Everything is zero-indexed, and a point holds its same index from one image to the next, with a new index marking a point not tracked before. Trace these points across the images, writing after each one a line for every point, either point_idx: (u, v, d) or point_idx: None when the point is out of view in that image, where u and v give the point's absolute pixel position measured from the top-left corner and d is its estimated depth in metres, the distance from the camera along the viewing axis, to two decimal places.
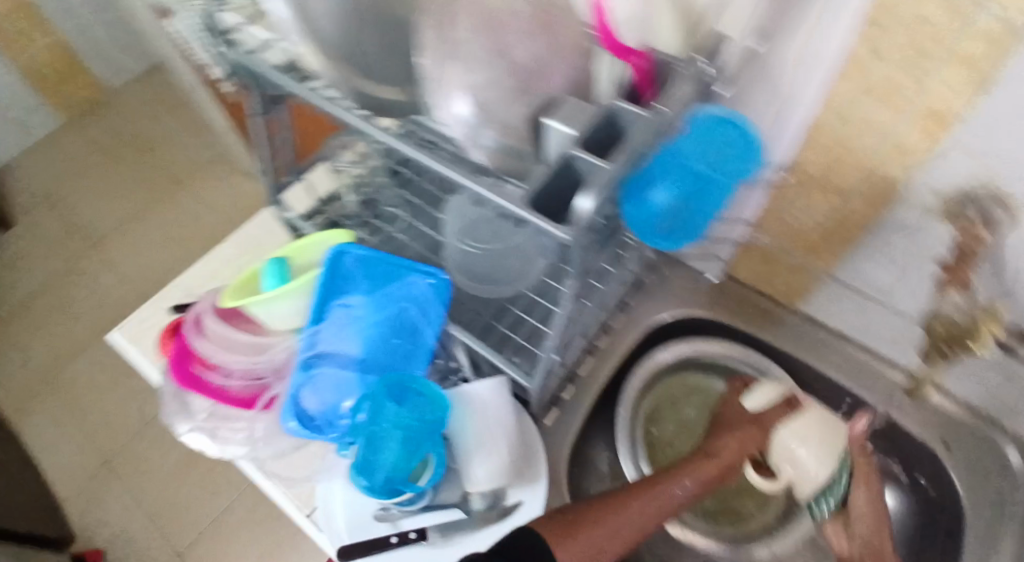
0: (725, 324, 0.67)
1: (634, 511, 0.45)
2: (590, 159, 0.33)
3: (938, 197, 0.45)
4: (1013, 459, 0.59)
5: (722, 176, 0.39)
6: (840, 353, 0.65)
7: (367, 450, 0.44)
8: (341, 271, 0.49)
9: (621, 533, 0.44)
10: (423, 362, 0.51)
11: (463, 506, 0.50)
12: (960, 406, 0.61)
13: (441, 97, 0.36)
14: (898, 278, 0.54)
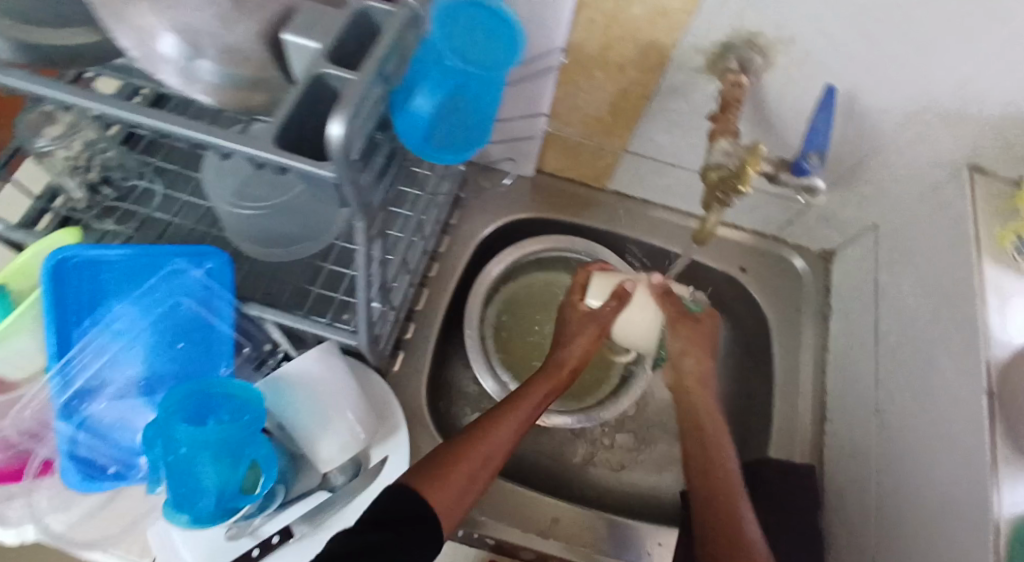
0: (551, 220, 0.69)
1: (498, 438, 0.48)
2: (333, 71, 0.29)
3: (703, 54, 0.48)
4: (799, 265, 0.68)
5: (485, 65, 0.37)
6: (650, 220, 0.70)
7: (180, 483, 0.37)
8: (70, 284, 0.43)
9: (486, 468, 0.46)
10: (225, 359, 0.47)
11: (326, 486, 0.49)
12: (749, 236, 0.70)
13: (142, 37, 0.30)
14: (679, 139, 0.58)
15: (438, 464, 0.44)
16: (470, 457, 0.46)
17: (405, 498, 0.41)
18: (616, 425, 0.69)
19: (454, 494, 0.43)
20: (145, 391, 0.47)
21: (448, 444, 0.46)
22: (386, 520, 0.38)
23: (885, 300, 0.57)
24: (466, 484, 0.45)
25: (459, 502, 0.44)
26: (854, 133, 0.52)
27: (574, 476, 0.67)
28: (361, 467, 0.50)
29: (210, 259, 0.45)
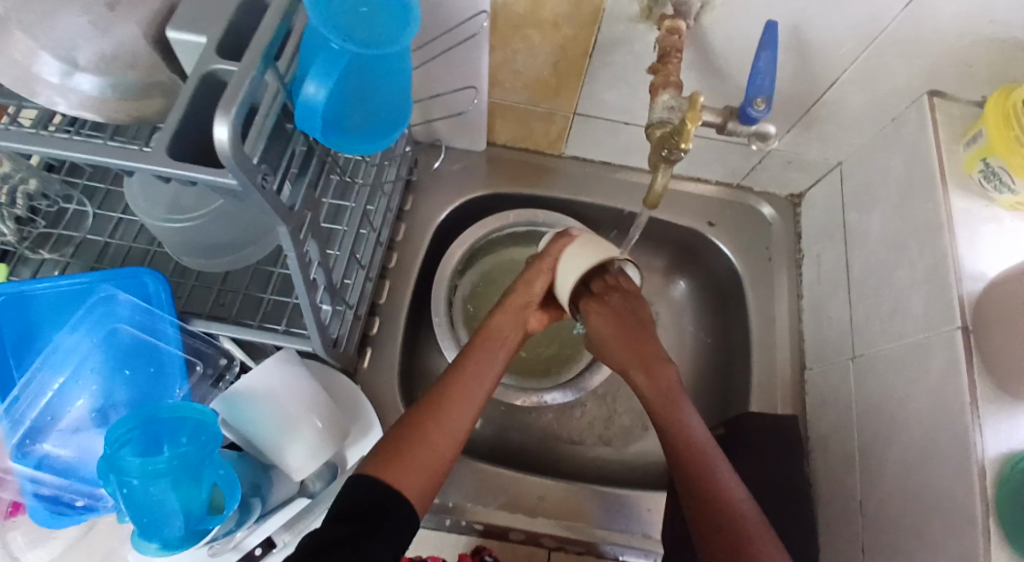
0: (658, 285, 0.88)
1: (448, 428, 0.53)
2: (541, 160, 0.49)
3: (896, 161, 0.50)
4: (796, 356, 0.75)
5: (384, 44, 0.36)
6: (817, 338, 0.73)
7: (151, 522, 0.47)
8: (20, 311, 0.54)
9: (440, 459, 0.52)
10: (179, 379, 0.57)
11: (305, 492, 0.61)
12: (774, 324, 0.77)
13: None
14: None
15: (401, 452, 0.50)
16: (428, 445, 0.52)
17: (366, 489, 0.47)
18: (602, 440, 0.79)
19: (419, 479, 0.50)
20: (97, 421, 0.55)
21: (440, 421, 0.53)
22: (354, 514, 0.45)
23: (879, 414, 0.60)
24: (432, 464, 0.51)
25: (427, 486, 0.50)
26: (1011, 254, 0.55)
27: (559, 456, 0.77)
28: (338, 471, 0.63)
29: (142, 273, 0.55)
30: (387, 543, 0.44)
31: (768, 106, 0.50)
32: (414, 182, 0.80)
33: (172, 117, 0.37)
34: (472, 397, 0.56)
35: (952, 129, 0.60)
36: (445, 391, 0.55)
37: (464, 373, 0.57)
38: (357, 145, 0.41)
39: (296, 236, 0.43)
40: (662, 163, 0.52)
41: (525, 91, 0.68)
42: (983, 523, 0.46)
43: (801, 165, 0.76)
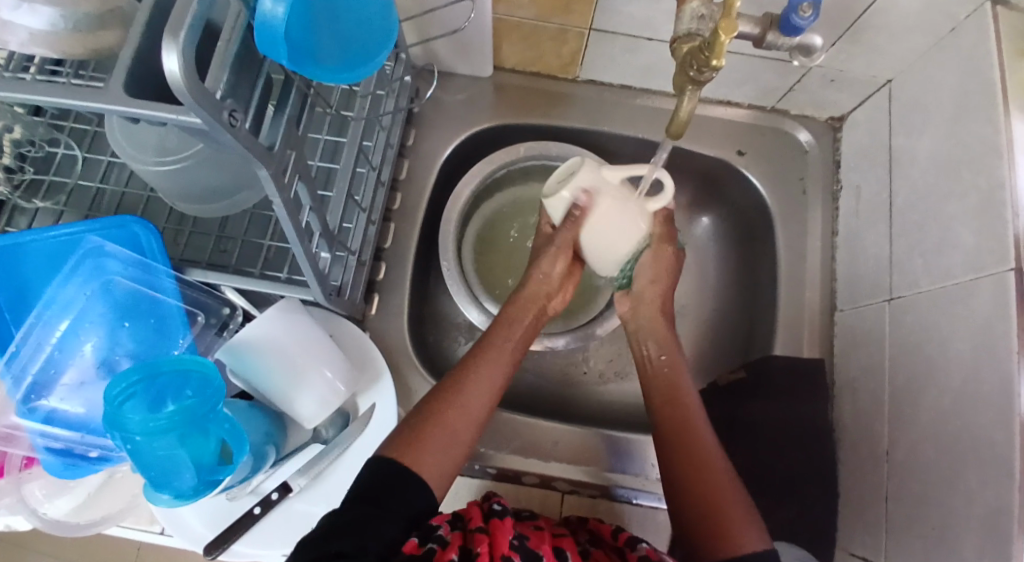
0: (680, 219, 0.84)
1: (468, 409, 0.53)
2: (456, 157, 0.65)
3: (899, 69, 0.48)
4: (826, 292, 0.71)
5: None
6: (850, 276, 0.69)
7: (164, 474, 0.46)
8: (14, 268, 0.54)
9: (462, 441, 0.51)
10: (181, 330, 0.56)
11: (319, 438, 0.61)
12: (801, 258, 0.73)
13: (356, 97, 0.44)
14: None
15: (421, 436, 0.50)
16: (449, 428, 0.51)
17: (386, 472, 0.47)
18: (619, 383, 0.77)
19: (440, 462, 0.49)
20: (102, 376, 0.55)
21: (451, 407, 0.52)
22: (372, 495, 0.45)
23: (913, 358, 0.56)
24: (453, 446, 0.51)
25: (448, 468, 0.50)
26: None
27: (576, 402, 0.76)
28: (351, 418, 0.63)
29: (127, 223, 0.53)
30: (393, 521, 0.44)
31: (815, 12, 0.42)
32: (415, 115, 0.74)
33: (125, 51, 0.34)
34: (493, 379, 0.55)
35: (1018, 42, 0.52)
36: (464, 374, 0.54)
37: (483, 357, 0.56)
38: (332, 73, 0.36)
39: (280, 181, 0.39)
40: (689, 84, 0.43)
41: (532, 5, 0.62)
42: (1020, 479, 0.44)
43: (843, 84, 0.68)
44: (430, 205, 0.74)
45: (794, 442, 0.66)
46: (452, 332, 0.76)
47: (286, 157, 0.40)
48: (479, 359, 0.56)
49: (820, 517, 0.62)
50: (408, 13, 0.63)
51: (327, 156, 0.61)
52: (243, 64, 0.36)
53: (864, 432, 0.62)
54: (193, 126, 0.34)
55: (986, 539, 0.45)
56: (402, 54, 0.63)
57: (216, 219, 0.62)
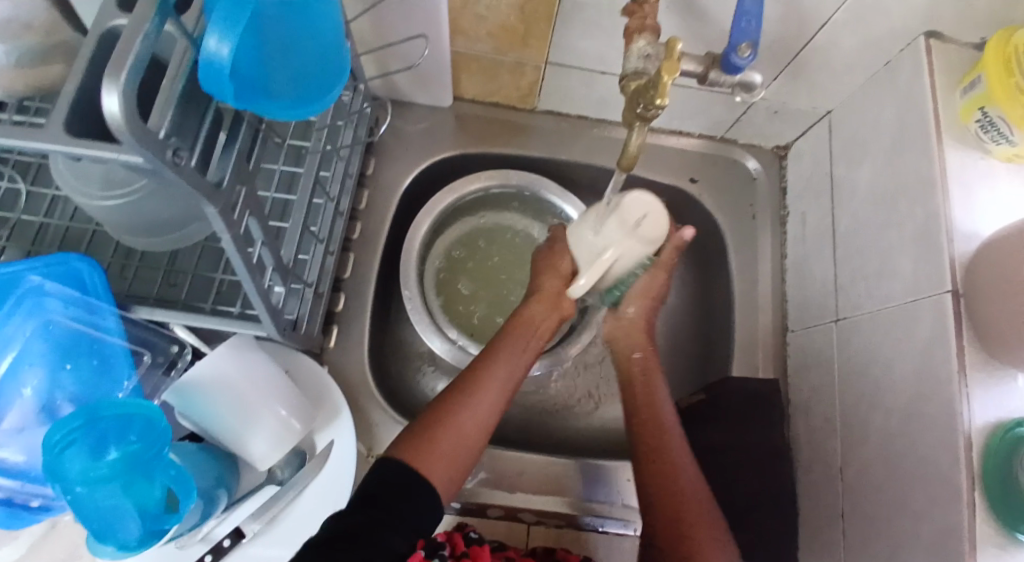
0: None
1: (477, 414, 0.51)
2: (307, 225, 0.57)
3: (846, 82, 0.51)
4: (777, 313, 0.74)
5: None
6: (800, 299, 0.71)
7: (105, 522, 0.43)
8: None
9: (472, 444, 0.51)
10: (127, 370, 0.55)
11: (274, 480, 0.59)
12: (754, 281, 0.75)
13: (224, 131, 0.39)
14: None
15: (432, 440, 0.49)
16: (458, 432, 0.50)
17: (395, 474, 0.47)
18: (582, 408, 0.78)
19: (449, 465, 0.49)
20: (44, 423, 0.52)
21: (448, 409, 0.51)
22: (373, 498, 0.45)
23: (863, 379, 0.58)
24: (462, 449, 0.50)
25: (456, 473, 0.50)
26: (1006, 210, 0.52)
27: (542, 430, 0.76)
28: (307, 457, 0.61)
29: (72, 262, 0.51)
30: (400, 530, 0.43)
31: (753, 52, 0.44)
32: (375, 145, 0.74)
33: (67, 86, 0.33)
34: (499, 389, 0.53)
35: (948, 75, 0.56)
36: (473, 381, 0.53)
37: (491, 362, 0.54)
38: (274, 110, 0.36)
39: (229, 217, 0.39)
40: (637, 120, 0.44)
41: (490, 39, 0.63)
42: (968, 495, 0.45)
43: (788, 115, 0.71)
44: (389, 234, 0.74)
45: (755, 464, 0.67)
46: (415, 362, 0.75)
47: (234, 193, 0.39)
48: (490, 361, 0.54)
49: (779, 538, 0.63)
50: (366, 45, 0.63)
51: (283, 187, 0.61)
52: (189, 99, 0.35)
53: (820, 449, 0.64)
54: (136, 165, 0.33)
55: (938, 556, 0.47)
56: (360, 86, 0.63)
57: (164, 253, 0.60)
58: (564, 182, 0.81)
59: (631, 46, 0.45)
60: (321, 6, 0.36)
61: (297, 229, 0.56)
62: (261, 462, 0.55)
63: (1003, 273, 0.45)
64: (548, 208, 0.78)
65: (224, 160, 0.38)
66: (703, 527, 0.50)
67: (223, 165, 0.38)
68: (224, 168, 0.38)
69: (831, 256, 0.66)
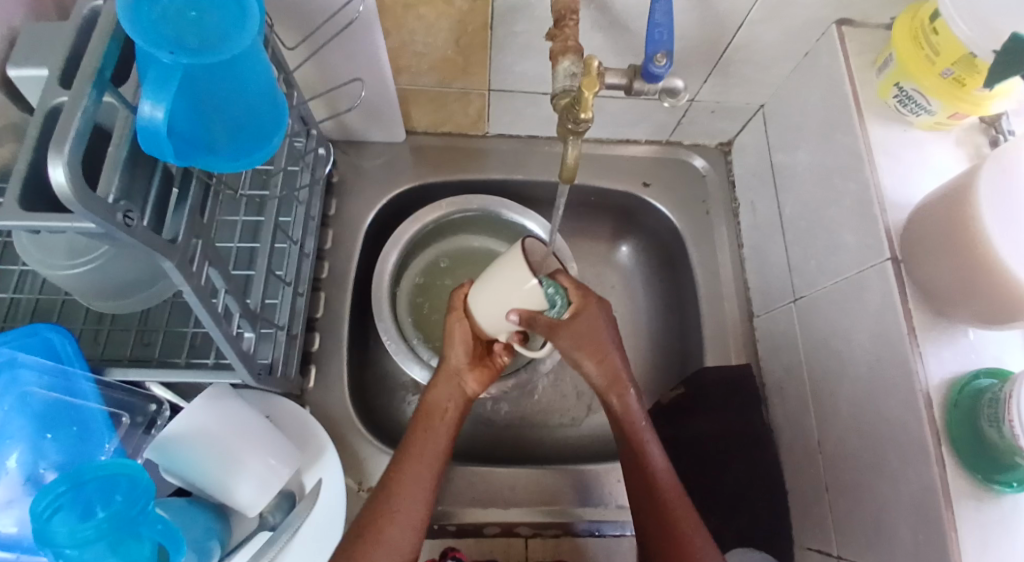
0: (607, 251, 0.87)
1: (399, 517, 0.52)
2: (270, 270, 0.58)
3: None
4: (741, 301, 0.76)
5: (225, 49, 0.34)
6: (761, 284, 0.74)
7: None
8: None
9: (401, 551, 0.51)
10: (107, 432, 0.56)
11: (265, 526, 0.59)
12: (716, 273, 0.77)
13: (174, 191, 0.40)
14: None
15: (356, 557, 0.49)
16: (384, 542, 0.51)
17: None
18: (568, 413, 0.79)
19: None
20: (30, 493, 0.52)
21: (369, 520, 0.52)
22: None
23: (826, 354, 0.60)
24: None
25: None
26: (930, 177, 0.55)
27: (531, 442, 0.77)
28: (297, 498, 0.61)
29: (44, 333, 0.52)
30: None
31: (670, 60, 0.47)
32: (335, 185, 0.76)
33: (16, 164, 0.34)
34: (421, 477, 0.54)
35: (863, 57, 0.59)
36: (392, 482, 0.54)
37: (409, 456, 0.55)
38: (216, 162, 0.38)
39: (187, 269, 0.40)
40: (570, 135, 0.47)
41: (432, 73, 0.66)
42: (936, 452, 0.47)
43: (725, 112, 0.75)
44: (358, 269, 0.75)
45: (737, 450, 0.68)
46: (397, 391, 0.76)
47: (191, 246, 0.41)
48: (407, 460, 0.55)
49: (770, 520, 0.64)
50: (313, 90, 0.65)
51: (247, 236, 0.62)
52: (136, 162, 0.37)
53: (797, 427, 0.66)
54: (90, 230, 0.35)
55: (916, 514, 0.48)
56: (313, 130, 0.65)
57: (136, 313, 0.62)
58: (523, 199, 0.83)
59: (556, 67, 0.48)
60: (255, 65, 0.39)
61: (261, 274, 0.58)
62: (247, 513, 0.56)
63: (934, 236, 0.48)
64: (510, 226, 0.80)
65: (178, 216, 0.40)
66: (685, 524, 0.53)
67: (177, 220, 0.40)
68: (178, 221, 0.40)
69: (783, 240, 0.69)
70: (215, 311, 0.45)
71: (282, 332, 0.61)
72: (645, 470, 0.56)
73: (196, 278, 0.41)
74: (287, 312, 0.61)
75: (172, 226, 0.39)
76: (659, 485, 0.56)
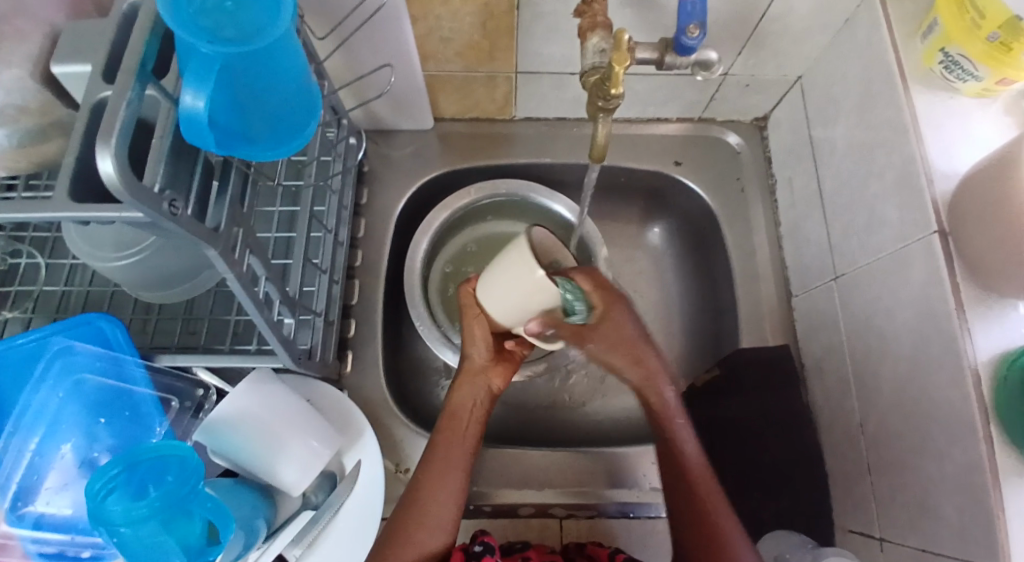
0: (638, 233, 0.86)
1: (431, 518, 0.53)
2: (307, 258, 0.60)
3: None
4: (778, 281, 0.75)
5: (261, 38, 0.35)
6: (799, 263, 0.72)
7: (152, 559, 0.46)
8: None
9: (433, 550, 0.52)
10: (158, 417, 0.57)
11: (309, 504, 0.60)
12: (752, 252, 0.76)
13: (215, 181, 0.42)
14: None
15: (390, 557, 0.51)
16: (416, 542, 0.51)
17: None
18: (602, 395, 0.79)
19: None
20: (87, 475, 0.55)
21: (401, 519, 0.53)
22: None
23: (869, 332, 0.59)
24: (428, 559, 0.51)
25: None
26: (980, 146, 0.53)
27: (565, 426, 0.77)
28: (338, 479, 0.63)
29: (95, 322, 0.55)
30: None
31: (703, 30, 0.46)
32: (366, 174, 0.77)
33: (66, 158, 0.36)
34: (449, 477, 0.55)
35: (907, 23, 0.57)
36: (422, 483, 0.55)
37: (436, 457, 0.56)
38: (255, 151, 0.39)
39: (230, 257, 0.41)
40: (601, 113, 0.46)
41: (459, 58, 0.66)
42: (985, 430, 0.45)
43: (759, 87, 0.73)
44: (390, 257, 0.76)
45: (776, 432, 0.67)
46: (432, 376, 0.77)
47: (232, 234, 0.42)
48: (435, 460, 0.56)
49: (811, 502, 0.63)
50: (342, 79, 0.66)
51: (284, 225, 0.64)
52: (179, 154, 0.38)
53: (838, 408, 0.64)
54: (137, 220, 0.36)
55: (965, 494, 0.47)
56: (344, 120, 0.66)
57: (181, 303, 0.64)
58: (553, 183, 0.83)
59: (585, 45, 0.48)
60: (290, 54, 0.39)
61: (298, 261, 0.59)
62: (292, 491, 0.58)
63: (983, 206, 0.46)
64: (540, 210, 0.80)
65: (220, 204, 0.41)
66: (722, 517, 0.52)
67: (219, 209, 0.41)
68: (219, 209, 0.41)
69: (821, 217, 0.67)
70: (257, 297, 0.46)
71: (319, 318, 0.62)
72: (685, 464, 0.55)
73: (238, 264, 0.42)
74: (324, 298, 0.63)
75: (214, 215, 0.40)
76: (699, 477, 0.54)
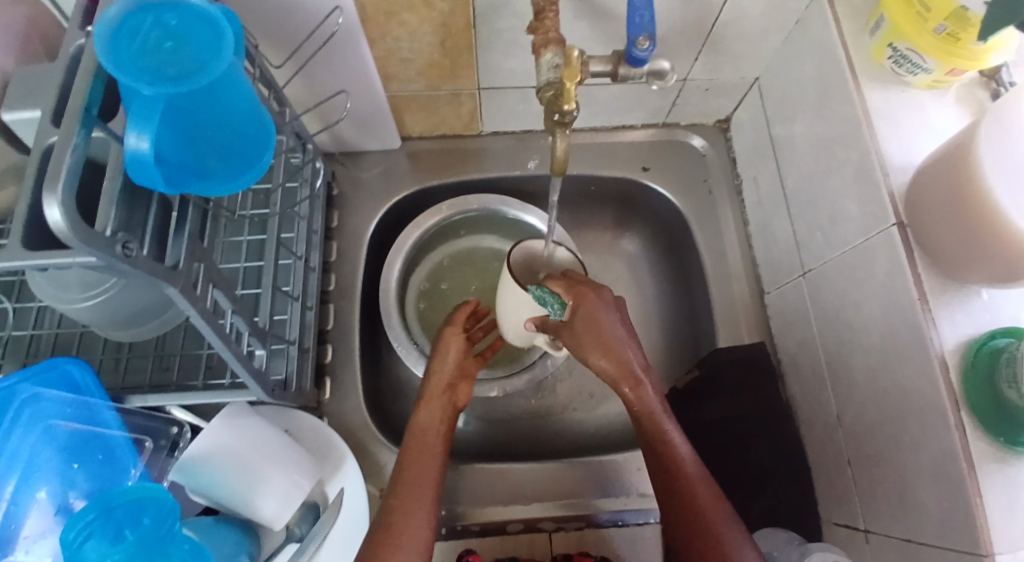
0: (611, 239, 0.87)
1: (412, 517, 0.51)
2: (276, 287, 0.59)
3: None
4: (751, 278, 0.75)
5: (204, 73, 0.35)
6: (769, 260, 0.73)
7: None
8: None
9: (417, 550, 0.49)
10: (132, 456, 0.57)
11: (292, 537, 0.60)
12: (723, 252, 0.76)
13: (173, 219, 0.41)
14: None
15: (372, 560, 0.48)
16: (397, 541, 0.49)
17: None
18: (585, 405, 0.79)
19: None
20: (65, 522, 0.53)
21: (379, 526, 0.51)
22: None
23: (839, 325, 0.59)
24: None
25: None
26: (932, 137, 0.54)
27: (549, 437, 0.77)
28: (321, 509, 0.62)
29: (61, 366, 0.54)
30: None
31: (651, 43, 0.47)
32: (335, 197, 0.77)
33: (17, 206, 0.35)
34: (428, 480, 0.54)
35: (855, 21, 0.58)
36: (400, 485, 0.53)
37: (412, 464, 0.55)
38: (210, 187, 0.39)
39: (191, 294, 0.41)
40: (558, 127, 0.47)
41: (421, 77, 0.66)
42: (955, 417, 0.46)
43: (719, 90, 0.74)
44: (364, 279, 0.76)
45: (757, 430, 0.68)
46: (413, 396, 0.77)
47: (194, 270, 0.41)
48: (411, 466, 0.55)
49: (796, 498, 0.64)
50: (304, 105, 0.66)
51: (253, 255, 0.63)
52: (132, 195, 0.38)
53: (815, 402, 0.65)
54: (93, 264, 0.35)
55: (940, 481, 0.47)
56: (308, 145, 0.66)
57: (152, 340, 0.63)
58: (523, 195, 0.83)
59: (539, 61, 0.48)
60: (237, 85, 0.39)
61: (266, 291, 0.58)
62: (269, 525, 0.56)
63: (938, 197, 0.47)
64: (512, 223, 0.80)
65: (178, 241, 0.40)
66: (712, 516, 0.51)
67: (178, 246, 0.41)
68: (178, 246, 0.40)
69: (787, 214, 0.68)
70: (224, 332, 0.45)
71: (293, 347, 0.62)
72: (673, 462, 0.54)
73: (201, 301, 0.42)
74: (297, 325, 0.62)
75: (173, 252, 0.40)
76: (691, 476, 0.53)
